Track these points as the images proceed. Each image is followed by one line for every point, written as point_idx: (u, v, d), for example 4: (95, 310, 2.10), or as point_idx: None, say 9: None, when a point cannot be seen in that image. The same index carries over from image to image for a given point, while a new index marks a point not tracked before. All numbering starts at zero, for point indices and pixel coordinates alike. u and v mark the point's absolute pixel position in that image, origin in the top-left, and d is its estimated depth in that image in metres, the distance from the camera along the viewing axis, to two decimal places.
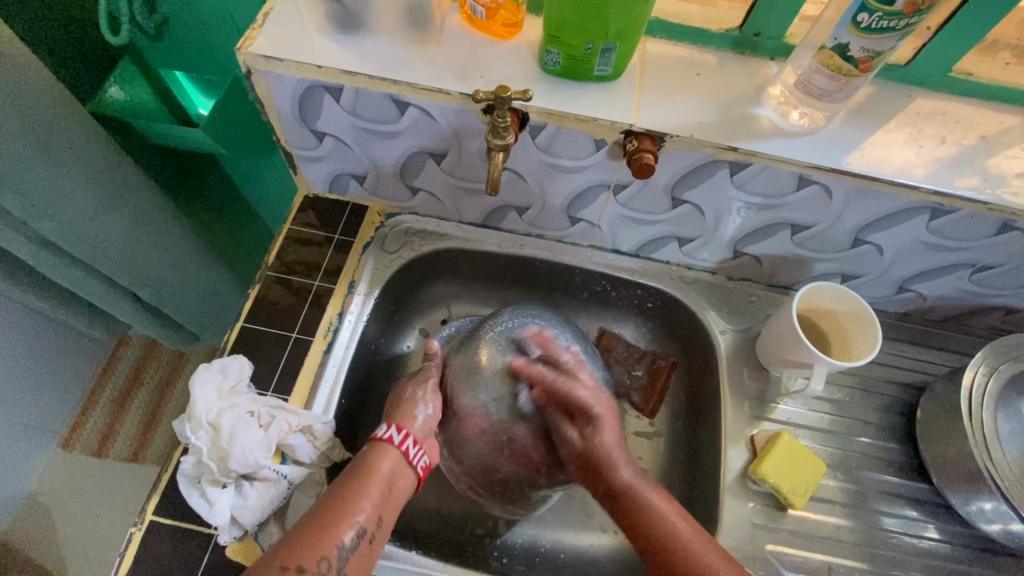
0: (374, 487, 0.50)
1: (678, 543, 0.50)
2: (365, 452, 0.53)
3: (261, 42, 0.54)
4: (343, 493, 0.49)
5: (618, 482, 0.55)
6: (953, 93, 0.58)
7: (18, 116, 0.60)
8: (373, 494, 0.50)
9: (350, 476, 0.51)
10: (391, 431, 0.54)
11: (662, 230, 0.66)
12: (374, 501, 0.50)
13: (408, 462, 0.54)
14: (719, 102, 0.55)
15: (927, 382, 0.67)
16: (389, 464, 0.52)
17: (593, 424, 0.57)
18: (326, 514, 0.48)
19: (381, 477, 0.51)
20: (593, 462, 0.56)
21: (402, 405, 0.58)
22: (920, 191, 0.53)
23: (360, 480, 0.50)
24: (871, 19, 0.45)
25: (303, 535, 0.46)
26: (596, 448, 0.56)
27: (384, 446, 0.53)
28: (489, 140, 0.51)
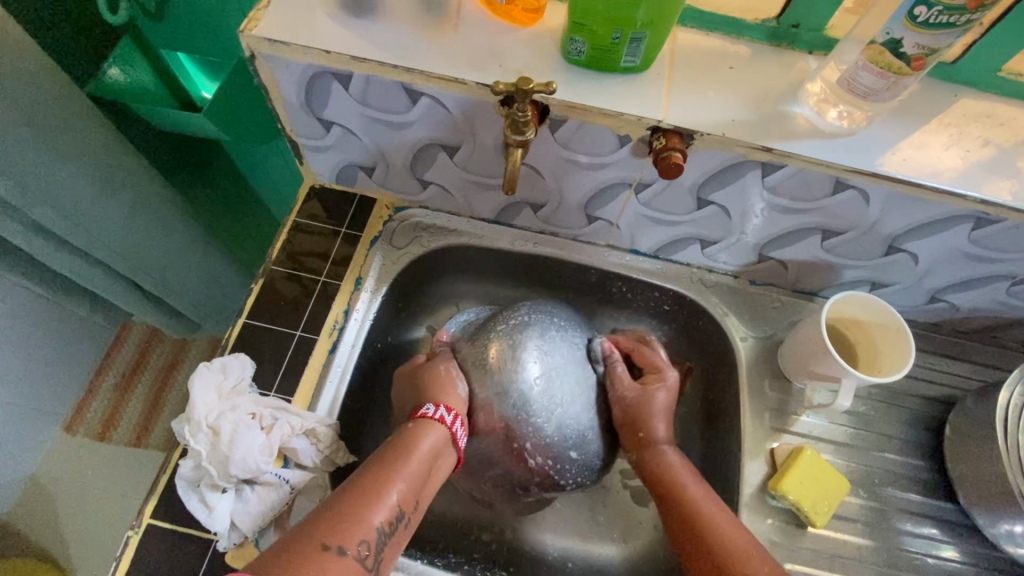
0: (413, 468, 0.49)
1: (688, 496, 0.53)
2: (402, 432, 0.52)
3: (265, 24, 0.50)
4: (382, 473, 0.48)
5: (657, 434, 0.57)
6: (1002, 94, 0.54)
7: (9, 98, 0.57)
8: (411, 476, 0.49)
9: (388, 455, 0.50)
10: (442, 411, 0.53)
11: (684, 231, 0.63)
12: (412, 484, 0.48)
13: (446, 446, 0.53)
14: (752, 98, 0.52)
15: (956, 397, 0.64)
16: (430, 445, 0.51)
17: (658, 383, 0.60)
18: (363, 492, 0.46)
19: (421, 458, 0.50)
20: (639, 412, 0.58)
21: (441, 381, 0.56)
22: (966, 199, 0.50)
23: (399, 461, 0.49)
24: (929, 13, 0.41)
25: (343, 513, 0.44)
26: (650, 399, 0.58)
27: (433, 424, 0.52)
28: (508, 135, 0.47)
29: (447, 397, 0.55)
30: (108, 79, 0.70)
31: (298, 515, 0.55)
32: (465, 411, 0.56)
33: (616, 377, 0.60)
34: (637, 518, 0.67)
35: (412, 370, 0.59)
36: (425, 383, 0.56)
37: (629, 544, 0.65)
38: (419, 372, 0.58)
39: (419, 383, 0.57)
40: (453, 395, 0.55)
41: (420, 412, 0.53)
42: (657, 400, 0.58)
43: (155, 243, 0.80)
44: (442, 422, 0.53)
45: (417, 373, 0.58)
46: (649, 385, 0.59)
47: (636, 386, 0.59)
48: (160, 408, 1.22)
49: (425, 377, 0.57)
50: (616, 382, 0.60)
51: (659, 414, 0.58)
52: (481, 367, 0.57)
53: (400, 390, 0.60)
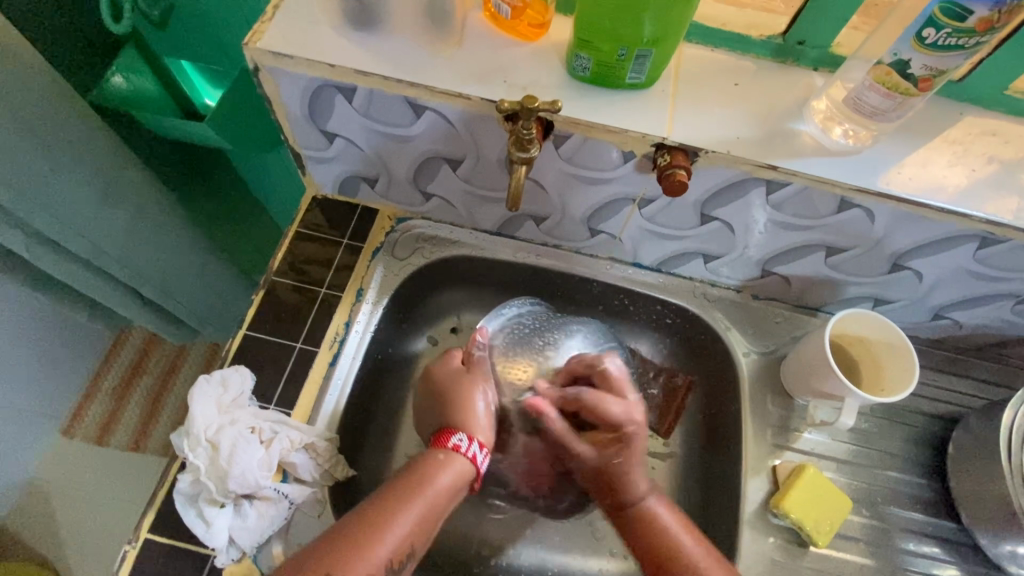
0: (425, 503, 0.49)
1: (679, 549, 0.51)
2: (423, 460, 0.52)
3: (270, 37, 0.50)
4: (394, 505, 0.48)
5: (631, 496, 0.54)
6: (1009, 112, 0.54)
7: (13, 108, 0.56)
8: (422, 512, 0.49)
9: (399, 487, 0.50)
10: (474, 447, 0.54)
11: (688, 246, 0.63)
12: (421, 520, 0.48)
13: (466, 477, 0.53)
14: (758, 115, 0.51)
15: (959, 415, 0.64)
16: (446, 479, 0.51)
17: (619, 442, 0.56)
18: (373, 523, 0.47)
19: (435, 494, 0.50)
20: (608, 473, 0.56)
21: (465, 407, 0.57)
22: (972, 219, 0.50)
23: (410, 498, 0.49)
24: (938, 35, 0.41)
25: (349, 543, 0.45)
26: (613, 466, 0.55)
27: (455, 457, 0.53)
28: (512, 152, 0.47)
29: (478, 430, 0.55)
30: (112, 87, 0.71)
31: (297, 530, 0.54)
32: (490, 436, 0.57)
33: (572, 445, 0.58)
34: None
35: (446, 383, 0.59)
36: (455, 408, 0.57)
37: (629, 560, 0.65)
38: (454, 393, 0.58)
39: (444, 408, 0.57)
40: (483, 425, 0.56)
41: (449, 441, 0.54)
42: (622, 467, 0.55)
43: (157, 252, 0.80)
44: (472, 459, 0.54)
45: (449, 391, 0.58)
46: (610, 448, 0.56)
47: (594, 452, 0.57)
48: (157, 413, 1.22)
49: (459, 400, 0.57)
50: (574, 447, 0.58)
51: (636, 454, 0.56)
52: (512, 383, 0.62)
53: (427, 399, 0.60)
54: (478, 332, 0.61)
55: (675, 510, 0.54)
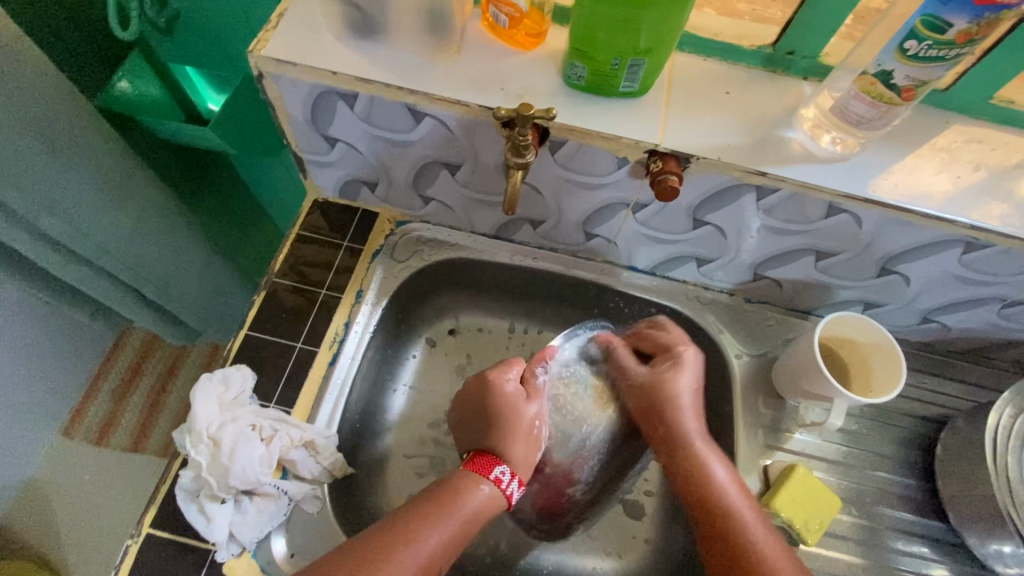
0: (458, 520, 0.51)
1: (727, 503, 0.53)
2: (463, 479, 0.54)
3: (274, 45, 0.52)
4: (424, 519, 0.50)
5: (685, 430, 0.57)
6: (994, 121, 0.56)
7: (22, 112, 0.58)
8: (453, 529, 0.50)
9: (436, 499, 0.52)
10: (513, 484, 0.54)
11: (682, 250, 0.64)
12: (452, 536, 0.50)
13: (497, 505, 0.54)
14: (748, 123, 0.53)
15: (947, 417, 0.65)
16: (477, 502, 0.52)
17: (672, 362, 0.60)
18: (400, 535, 0.48)
19: (467, 512, 0.51)
20: (655, 399, 0.59)
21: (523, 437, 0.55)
22: (956, 224, 0.51)
23: (447, 509, 0.51)
24: (920, 47, 0.42)
25: (378, 551, 0.47)
26: (665, 384, 0.59)
27: (487, 482, 0.54)
28: (508, 157, 0.48)
29: (522, 466, 0.55)
30: (116, 91, 0.72)
31: (296, 526, 0.55)
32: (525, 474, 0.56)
33: (626, 364, 0.60)
34: (632, 533, 0.67)
35: (505, 407, 0.56)
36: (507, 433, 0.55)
37: (623, 559, 0.66)
38: (509, 420, 0.55)
39: (487, 433, 0.56)
40: (526, 456, 0.55)
41: (490, 470, 0.54)
42: (667, 386, 0.59)
43: (160, 254, 0.82)
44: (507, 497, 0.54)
45: (505, 415, 0.55)
46: (664, 366, 0.60)
47: (648, 372, 0.60)
48: (158, 414, 1.24)
49: (515, 428, 0.55)
50: (627, 368, 0.60)
51: (683, 404, 0.58)
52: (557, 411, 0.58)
53: (476, 415, 0.58)
54: (547, 350, 0.58)
55: (731, 469, 0.56)
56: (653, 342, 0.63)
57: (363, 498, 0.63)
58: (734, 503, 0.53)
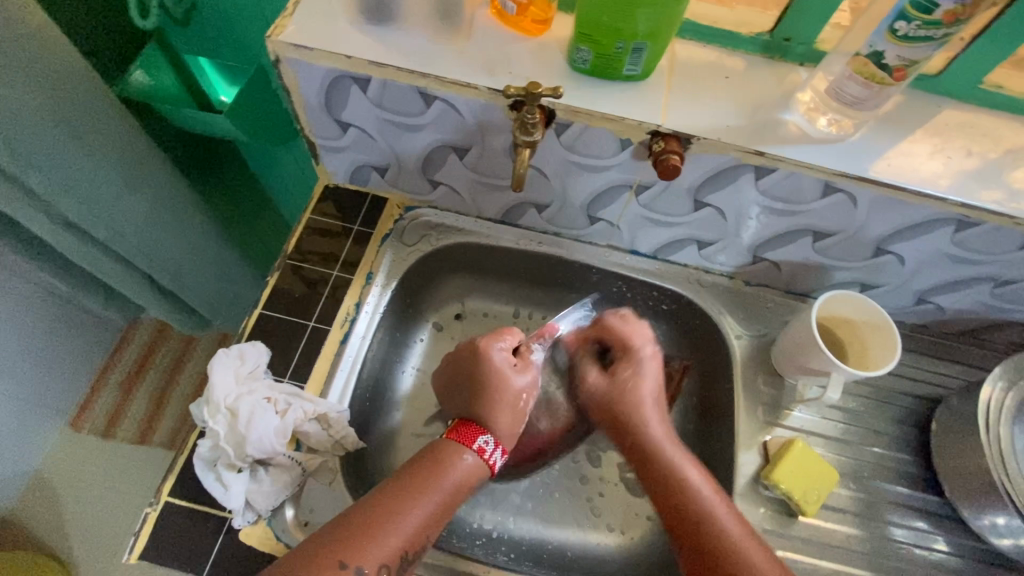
0: (441, 494, 0.52)
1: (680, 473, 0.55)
2: (448, 451, 0.55)
3: (291, 31, 0.54)
4: (410, 495, 0.51)
5: (642, 424, 0.59)
6: (984, 105, 0.58)
7: (48, 96, 0.60)
8: (438, 501, 0.51)
9: (418, 474, 0.52)
10: (496, 453, 0.56)
11: (683, 233, 0.66)
12: (435, 509, 0.51)
13: (479, 475, 0.55)
14: (747, 106, 0.55)
15: (942, 396, 0.67)
16: (459, 474, 0.54)
17: (631, 363, 0.62)
18: (387, 512, 0.49)
19: (450, 485, 0.52)
20: (612, 399, 0.61)
21: (505, 406, 0.58)
22: (947, 202, 0.53)
23: (428, 488, 0.51)
24: (909, 28, 0.45)
25: (364, 529, 0.47)
26: (629, 385, 0.61)
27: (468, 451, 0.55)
28: (516, 135, 0.51)
29: (505, 437, 0.57)
30: (133, 81, 0.74)
31: (309, 496, 0.57)
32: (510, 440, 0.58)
33: (586, 373, 0.64)
34: (635, 510, 0.69)
35: (493, 374, 0.59)
36: (495, 405, 0.57)
37: (626, 535, 0.67)
38: (496, 387, 0.58)
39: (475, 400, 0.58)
40: (510, 428, 0.58)
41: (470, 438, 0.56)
42: (631, 374, 0.61)
43: (172, 240, 0.83)
44: (492, 470, 0.57)
45: (491, 383, 0.58)
46: (621, 368, 0.62)
47: (605, 380, 0.62)
48: (162, 408, 1.25)
49: (501, 396, 0.58)
50: (586, 380, 0.63)
51: (641, 371, 0.61)
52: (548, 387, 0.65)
53: (463, 380, 0.61)
54: (548, 326, 0.67)
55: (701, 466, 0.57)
56: (614, 333, 0.64)
57: (373, 473, 0.65)
58: (662, 450, 0.57)
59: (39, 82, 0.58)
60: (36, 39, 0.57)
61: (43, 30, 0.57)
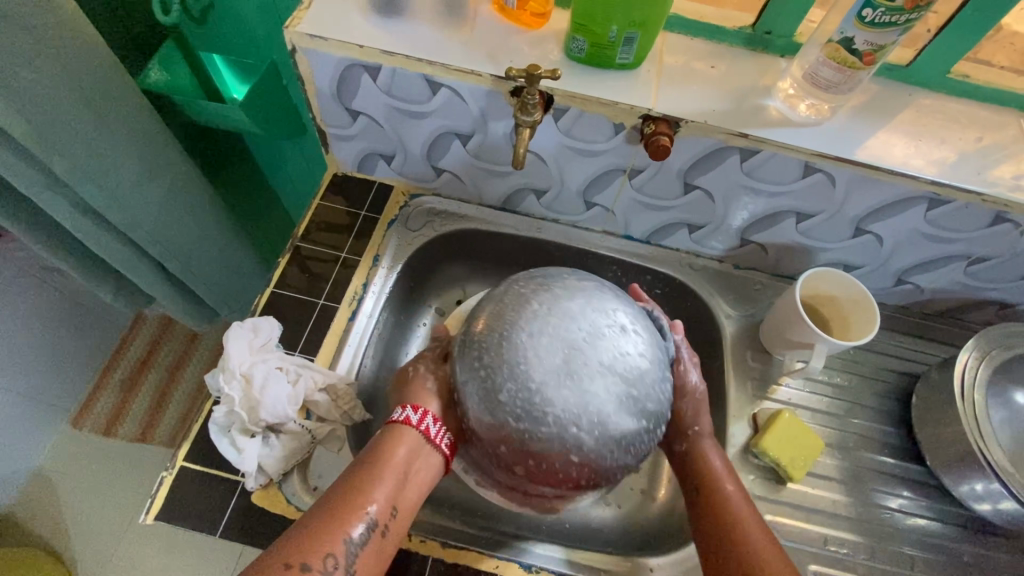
0: (390, 478, 0.50)
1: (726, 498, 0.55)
2: (383, 438, 0.53)
3: (306, 22, 0.58)
4: (359, 490, 0.49)
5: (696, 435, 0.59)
6: (953, 94, 0.62)
7: (73, 84, 0.63)
8: (389, 484, 0.50)
9: (364, 463, 0.51)
10: (407, 412, 0.54)
11: (675, 216, 0.70)
12: (387, 492, 0.50)
13: (425, 450, 0.53)
14: (732, 93, 0.59)
15: (921, 371, 0.70)
16: (404, 452, 0.52)
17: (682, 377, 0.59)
18: (337, 509, 0.48)
19: (396, 465, 0.51)
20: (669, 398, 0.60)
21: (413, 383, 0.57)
22: (920, 181, 0.56)
23: (374, 474, 0.50)
24: (875, 14, 0.49)
25: (315, 530, 0.46)
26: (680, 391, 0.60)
27: (400, 427, 0.53)
28: (518, 116, 0.55)
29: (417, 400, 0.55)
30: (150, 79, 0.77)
31: (318, 463, 0.59)
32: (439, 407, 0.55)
33: None
34: (630, 486, 0.71)
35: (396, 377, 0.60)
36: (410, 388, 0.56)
37: (622, 508, 0.70)
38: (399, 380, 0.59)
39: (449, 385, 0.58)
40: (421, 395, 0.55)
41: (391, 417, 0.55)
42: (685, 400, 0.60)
43: (182, 229, 0.86)
44: (424, 432, 0.53)
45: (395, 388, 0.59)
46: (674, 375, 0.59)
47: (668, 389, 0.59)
48: (164, 406, 1.26)
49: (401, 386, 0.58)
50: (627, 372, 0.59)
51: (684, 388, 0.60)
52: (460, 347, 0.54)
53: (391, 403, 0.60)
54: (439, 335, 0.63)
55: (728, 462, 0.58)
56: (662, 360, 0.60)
57: None
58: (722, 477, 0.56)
59: (66, 68, 0.62)
60: (66, 30, 0.60)
61: (73, 19, 0.61)
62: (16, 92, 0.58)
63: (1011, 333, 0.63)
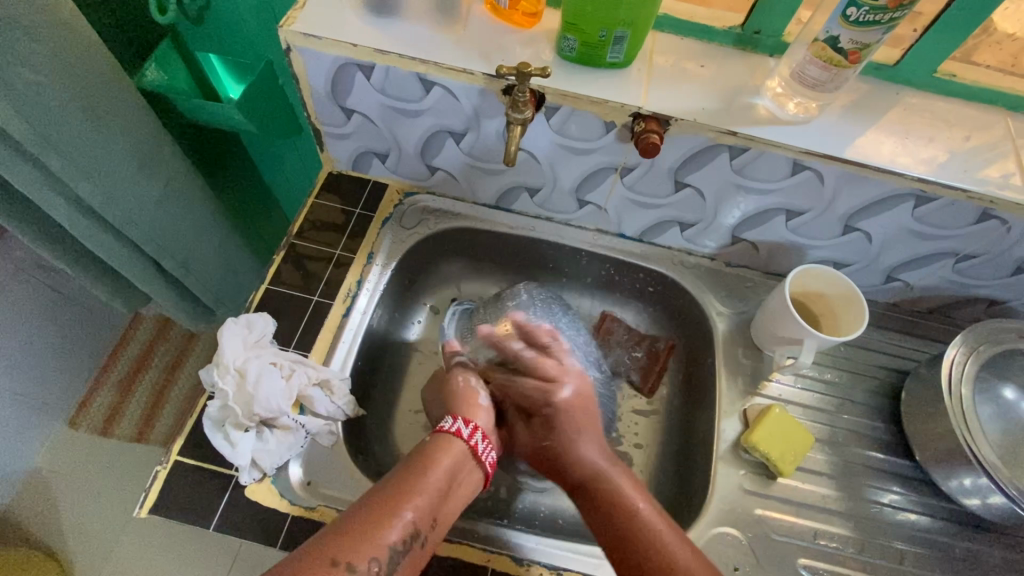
0: (435, 487, 0.51)
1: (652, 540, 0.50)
2: (431, 447, 0.55)
3: (300, 22, 0.59)
4: (406, 495, 0.50)
5: (594, 470, 0.56)
6: (940, 93, 0.63)
7: (70, 81, 0.64)
8: (434, 492, 0.51)
9: (409, 469, 0.52)
10: (458, 423, 0.57)
11: (666, 214, 0.71)
12: (434, 498, 0.51)
13: (467, 461, 0.56)
14: (721, 92, 0.60)
15: (911, 367, 0.71)
16: (450, 461, 0.54)
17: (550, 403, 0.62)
18: (384, 510, 0.48)
19: (441, 474, 0.53)
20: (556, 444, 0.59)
21: (465, 395, 0.62)
22: (907, 178, 0.57)
23: (423, 480, 0.51)
24: (859, 13, 0.49)
25: (359, 532, 0.46)
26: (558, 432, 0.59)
27: (451, 437, 0.56)
28: (509, 113, 0.56)
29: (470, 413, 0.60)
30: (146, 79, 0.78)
31: (312, 458, 0.60)
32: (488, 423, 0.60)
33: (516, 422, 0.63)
34: None
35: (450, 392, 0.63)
36: (461, 405, 0.61)
37: None
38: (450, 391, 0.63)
39: None
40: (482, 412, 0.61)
41: (441, 427, 0.57)
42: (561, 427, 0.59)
43: (179, 228, 0.87)
44: (472, 446, 0.56)
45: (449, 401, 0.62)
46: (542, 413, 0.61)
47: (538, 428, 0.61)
48: (161, 406, 1.26)
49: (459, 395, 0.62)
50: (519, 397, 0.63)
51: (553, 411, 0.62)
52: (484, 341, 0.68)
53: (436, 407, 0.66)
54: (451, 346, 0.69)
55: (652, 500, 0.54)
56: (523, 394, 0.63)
57: (372, 441, 0.67)
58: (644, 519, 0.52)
59: (61, 66, 0.62)
60: (63, 27, 0.61)
61: (68, 16, 0.61)
62: (12, 89, 0.58)
63: (999, 329, 0.64)
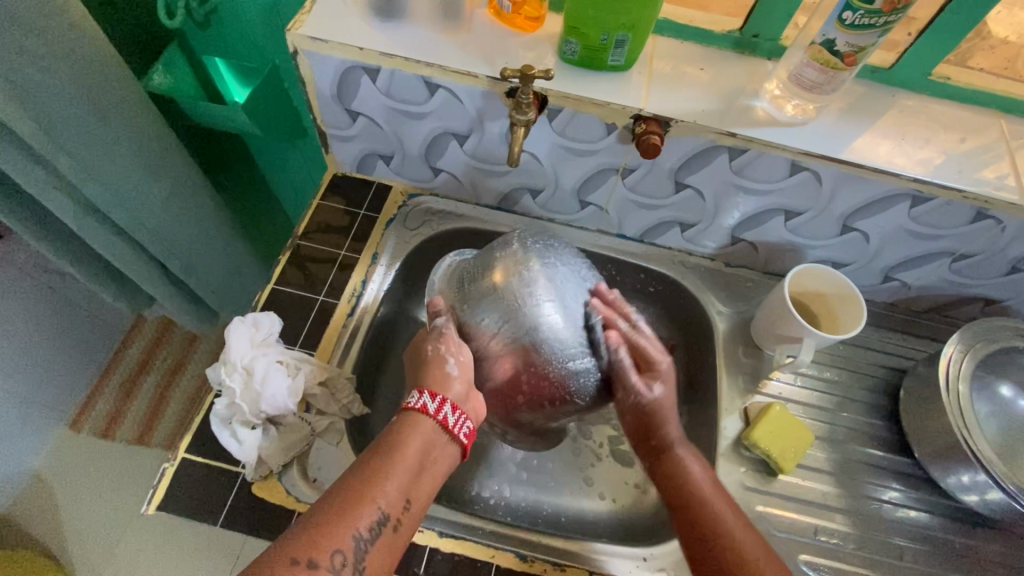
0: (406, 469, 0.48)
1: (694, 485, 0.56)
2: (398, 425, 0.51)
3: (307, 26, 0.60)
4: (373, 480, 0.47)
5: (667, 436, 0.58)
6: (934, 96, 0.64)
7: (80, 82, 0.65)
8: (405, 476, 0.48)
9: (376, 451, 0.49)
10: (424, 398, 0.52)
11: (666, 215, 0.72)
12: (405, 482, 0.48)
13: (442, 438, 0.52)
14: (721, 95, 0.61)
15: (909, 366, 0.72)
16: (422, 440, 0.51)
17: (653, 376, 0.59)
18: (349, 499, 0.46)
19: (413, 454, 0.49)
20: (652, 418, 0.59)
21: (433, 362, 0.55)
22: (903, 178, 0.58)
23: (387, 463, 0.48)
24: (855, 17, 0.51)
25: (323, 526, 0.44)
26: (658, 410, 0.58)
27: (419, 415, 0.52)
28: (513, 115, 0.57)
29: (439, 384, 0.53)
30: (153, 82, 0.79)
31: (317, 456, 0.61)
32: (459, 392, 0.54)
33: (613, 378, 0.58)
34: (625, 481, 0.72)
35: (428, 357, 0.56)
36: (428, 375, 0.54)
37: (617, 502, 0.70)
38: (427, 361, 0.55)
39: None
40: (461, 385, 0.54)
41: (408, 403, 0.53)
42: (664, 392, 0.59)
43: (183, 229, 0.88)
44: (441, 421, 0.52)
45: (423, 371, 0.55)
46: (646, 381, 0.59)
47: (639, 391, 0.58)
48: (162, 410, 1.25)
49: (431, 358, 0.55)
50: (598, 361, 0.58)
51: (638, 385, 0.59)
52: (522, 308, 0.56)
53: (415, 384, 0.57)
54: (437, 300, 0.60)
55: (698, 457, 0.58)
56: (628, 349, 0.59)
57: None
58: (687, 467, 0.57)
59: (72, 68, 0.63)
60: (75, 30, 0.62)
61: (80, 19, 0.63)
62: (23, 90, 0.59)
63: (995, 328, 0.65)
